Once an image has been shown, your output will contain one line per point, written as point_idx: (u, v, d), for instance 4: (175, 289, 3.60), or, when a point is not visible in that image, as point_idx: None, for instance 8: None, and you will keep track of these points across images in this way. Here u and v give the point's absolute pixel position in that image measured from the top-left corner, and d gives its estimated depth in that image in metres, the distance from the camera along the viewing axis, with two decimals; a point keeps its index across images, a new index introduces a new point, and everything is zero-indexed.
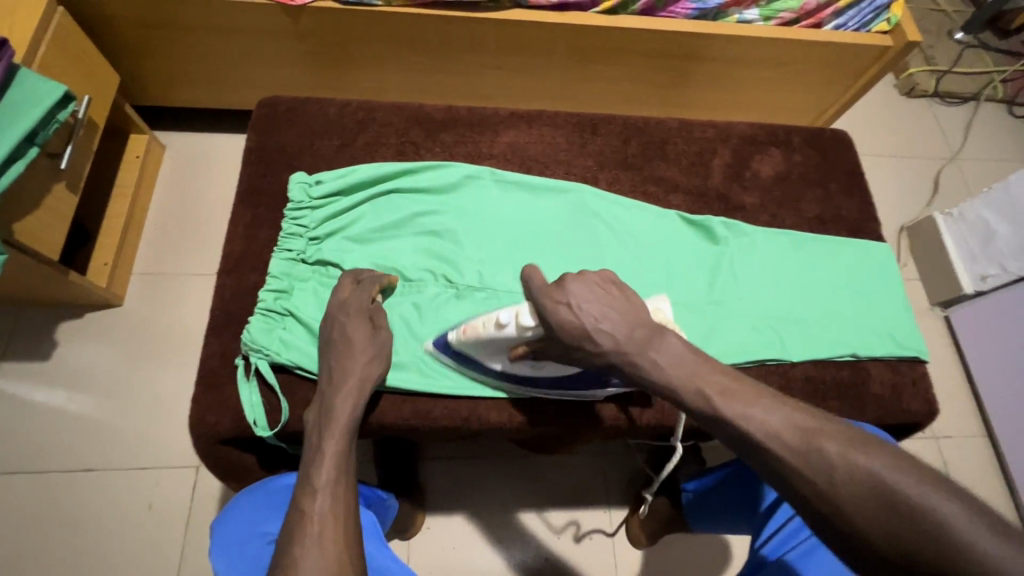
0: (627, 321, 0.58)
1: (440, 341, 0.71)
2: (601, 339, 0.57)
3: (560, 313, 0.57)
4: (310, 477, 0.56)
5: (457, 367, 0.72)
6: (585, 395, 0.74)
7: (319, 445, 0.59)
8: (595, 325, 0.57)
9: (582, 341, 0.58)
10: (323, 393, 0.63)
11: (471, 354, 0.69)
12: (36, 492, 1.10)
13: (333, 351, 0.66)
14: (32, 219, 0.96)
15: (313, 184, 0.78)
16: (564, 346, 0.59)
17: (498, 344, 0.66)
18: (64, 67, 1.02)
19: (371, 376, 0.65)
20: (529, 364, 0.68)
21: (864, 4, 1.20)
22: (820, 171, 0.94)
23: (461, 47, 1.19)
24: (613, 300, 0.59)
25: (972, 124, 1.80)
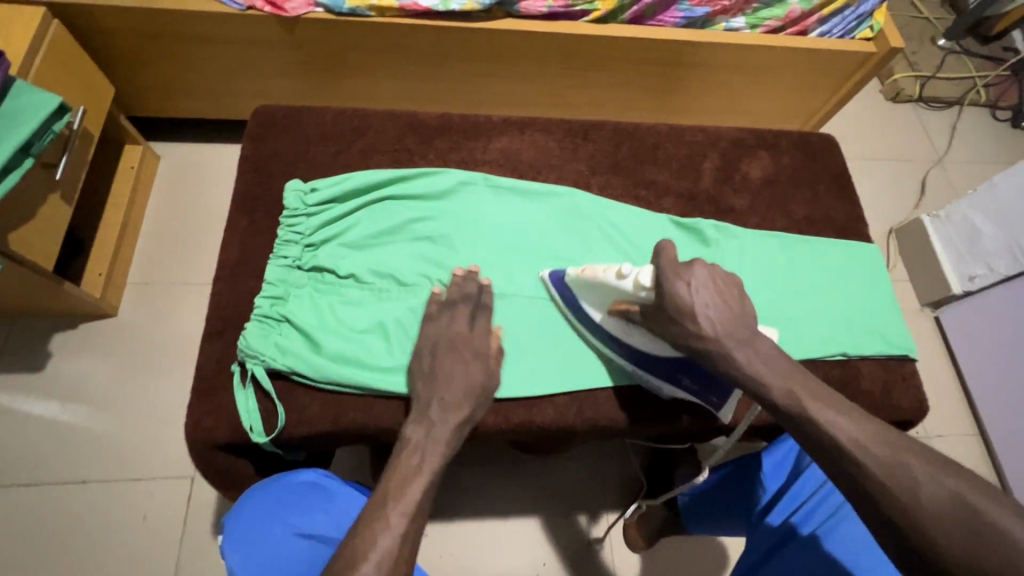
0: (731, 320, 0.60)
1: (556, 275, 0.78)
2: (702, 323, 0.60)
3: (676, 285, 0.61)
4: (404, 493, 0.55)
5: (559, 303, 0.79)
6: (653, 385, 0.75)
7: (419, 467, 0.58)
8: (704, 308, 0.60)
9: (682, 319, 0.61)
10: (432, 413, 0.63)
11: (577, 293, 0.75)
12: (28, 504, 1.09)
13: (436, 377, 0.66)
14: (27, 230, 0.96)
15: (309, 192, 0.78)
16: (662, 317, 0.63)
17: (608, 294, 0.70)
18: (60, 79, 1.02)
19: (472, 416, 0.65)
20: (625, 326, 0.71)
21: (847, 12, 1.23)
22: (808, 174, 0.96)
23: (454, 56, 1.21)
24: (729, 298, 0.61)
25: (956, 128, 1.83)
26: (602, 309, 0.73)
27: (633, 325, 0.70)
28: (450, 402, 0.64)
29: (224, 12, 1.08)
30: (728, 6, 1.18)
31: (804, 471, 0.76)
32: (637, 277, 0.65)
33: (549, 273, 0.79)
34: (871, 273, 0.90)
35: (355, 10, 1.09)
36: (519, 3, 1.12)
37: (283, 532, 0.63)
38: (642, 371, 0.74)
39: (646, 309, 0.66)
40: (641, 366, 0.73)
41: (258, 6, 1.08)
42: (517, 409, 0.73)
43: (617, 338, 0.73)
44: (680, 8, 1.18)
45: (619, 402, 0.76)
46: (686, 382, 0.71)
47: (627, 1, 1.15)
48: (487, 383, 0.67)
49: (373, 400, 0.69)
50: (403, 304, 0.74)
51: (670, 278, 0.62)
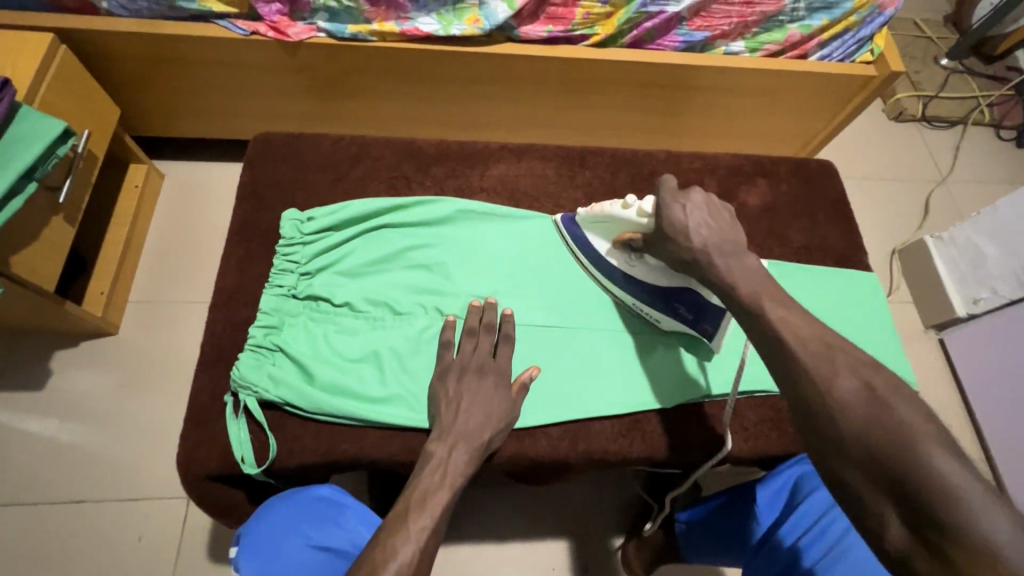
0: (721, 236, 0.68)
1: (567, 218, 0.85)
2: (693, 237, 0.68)
3: (673, 206, 0.69)
4: (425, 507, 0.57)
5: (569, 244, 0.86)
6: (652, 319, 0.81)
7: (441, 485, 0.60)
8: (698, 225, 0.68)
9: (677, 236, 0.69)
10: (457, 433, 0.65)
11: (585, 231, 0.83)
12: (26, 524, 1.09)
13: (460, 400, 0.68)
14: (29, 252, 0.97)
15: (306, 221, 0.79)
16: (661, 237, 0.71)
17: (616, 225, 0.78)
18: (66, 102, 1.04)
19: (491, 442, 0.66)
20: (630, 256, 0.78)
21: (847, 36, 1.22)
22: (806, 200, 0.96)
23: (455, 80, 1.22)
24: (720, 221, 0.69)
25: (960, 147, 1.82)
26: (609, 243, 0.81)
27: (638, 255, 0.78)
28: (473, 423, 0.66)
29: (228, 37, 1.09)
30: (727, 31, 1.18)
31: (800, 505, 0.74)
32: (640, 206, 0.73)
33: (561, 216, 0.86)
34: (874, 303, 0.89)
35: (356, 35, 1.10)
36: (519, 27, 1.14)
37: (297, 545, 0.59)
38: (643, 304, 0.80)
39: (649, 235, 0.74)
40: (642, 298, 0.79)
41: (262, 31, 1.09)
42: (510, 441, 0.73)
43: (622, 271, 0.80)
44: (680, 33, 1.18)
45: (615, 435, 0.76)
46: (683, 313, 0.77)
47: (626, 26, 1.16)
48: (509, 413, 0.69)
49: (365, 430, 0.69)
50: (398, 332, 0.74)
51: (669, 203, 0.70)
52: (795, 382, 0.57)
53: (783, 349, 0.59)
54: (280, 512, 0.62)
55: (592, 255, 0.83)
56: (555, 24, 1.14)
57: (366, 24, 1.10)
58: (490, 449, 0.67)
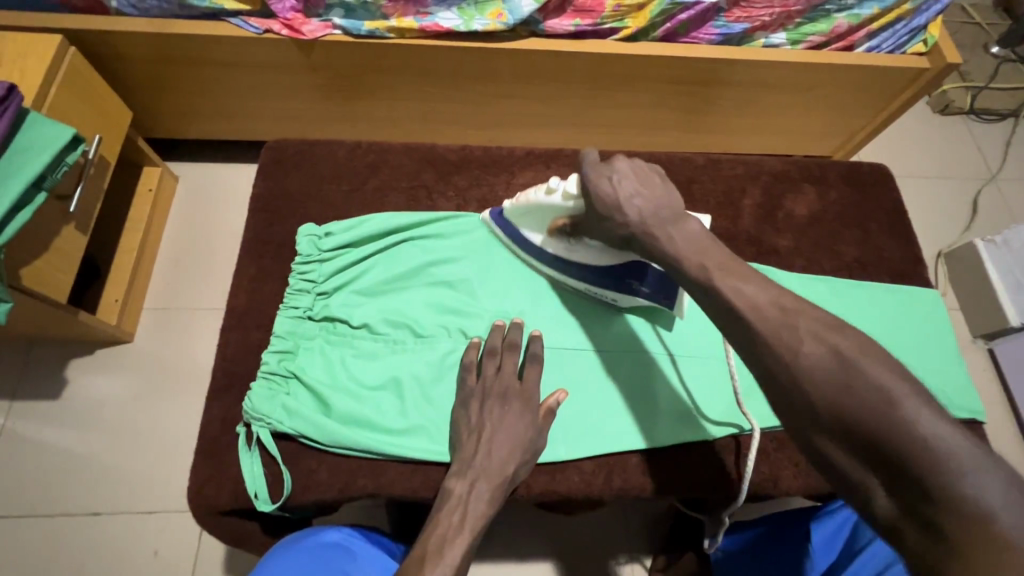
0: (658, 203, 0.62)
1: (495, 211, 0.77)
2: (627, 210, 0.62)
3: (600, 181, 0.63)
4: (443, 556, 0.51)
5: (500, 238, 0.78)
6: (607, 298, 0.75)
7: (460, 527, 0.55)
8: (629, 197, 0.62)
9: (613, 212, 0.63)
10: (477, 466, 0.59)
11: (516, 224, 0.76)
12: (42, 535, 1.08)
13: (483, 428, 0.62)
14: (40, 263, 0.94)
15: (322, 236, 0.74)
16: (596, 217, 0.65)
17: (543, 213, 0.71)
18: (76, 106, 1.01)
19: (516, 474, 0.61)
20: (566, 242, 0.72)
21: (899, 26, 1.13)
22: (859, 209, 0.88)
23: (476, 78, 1.16)
24: (650, 186, 0.63)
25: (1011, 142, 1.71)
26: (543, 233, 0.74)
27: (576, 240, 0.71)
28: (496, 455, 0.60)
29: (241, 36, 1.05)
30: (768, 22, 1.10)
31: (862, 552, 0.70)
32: (566, 188, 0.66)
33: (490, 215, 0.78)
34: (930, 320, 0.82)
35: (373, 32, 1.05)
36: (545, 21, 1.07)
37: None
38: (595, 286, 0.74)
39: (580, 217, 0.67)
40: (593, 282, 0.74)
41: (275, 29, 1.04)
42: (540, 477, 0.68)
43: (562, 258, 0.74)
44: (716, 25, 1.10)
45: (654, 467, 0.70)
46: (637, 287, 0.72)
47: (659, 19, 1.08)
48: (536, 440, 0.63)
49: (384, 464, 0.64)
50: (419, 357, 0.69)
51: (595, 178, 0.64)
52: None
53: None
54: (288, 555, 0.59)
55: (528, 247, 0.76)
56: (583, 17, 1.07)
57: (383, 20, 1.05)
58: (516, 481, 0.61)
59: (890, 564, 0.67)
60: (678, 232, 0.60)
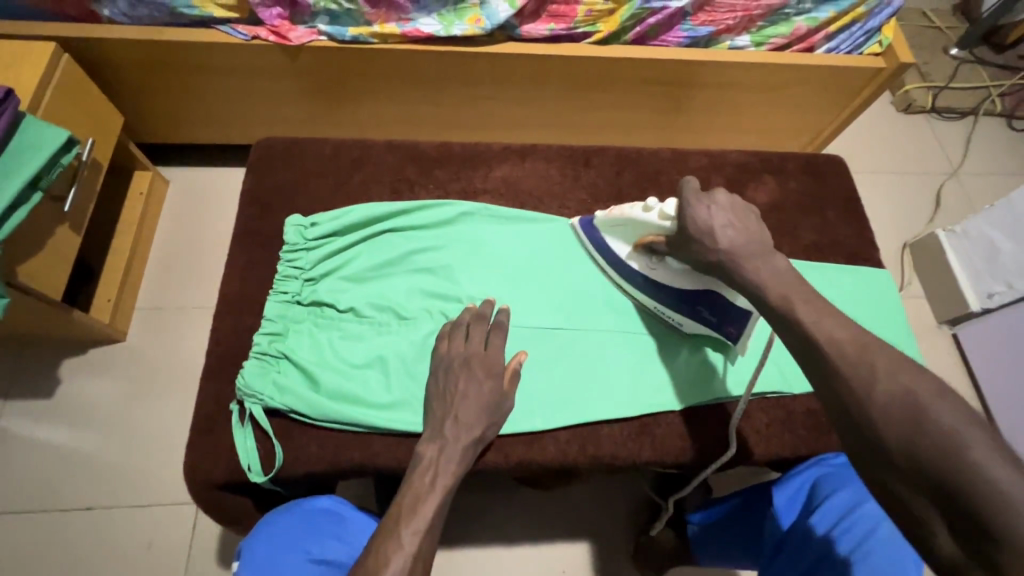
0: (748, 239, 0.66)
1: (586, 222, 0.83)
2: (718, 237, 0.66)
3: (697, 207, 0.68)
4: (417, 513, 0.55)
5: (589, 248, 0.84)
6: (675, 321, 0.79)
7: (432, 484, 0.59)
8: (723, 226, 0.67)
9: (703, 236, 0.67)
10: (446, 431, 0.64)
11: (606, 231, 0.81)
12: (37, 530, 1.10)
13: (453, 396, 0.66)
14: (35, 261, 0.97)
15: (309, 226, 0.78)
16: (685, 238, 0.69)
17: (638, 227, 0.76)
18: (70, 111, 1.04)
19: (482, 437, 0.66)
20: (650, 260, 0.77)
21: (855, 28, 1.20)
22: (816, 197, 0.94)
23: (457, 81, 1.21)
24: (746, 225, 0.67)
25: (970, 139, 1.79)
26: (629, 247, 0.79)
27: (659, 258, 0.75)
28: (464, 421, 0.65)
29: (229, 42, 1.09)
30: (732, 26, 1.17)
31: (821, 506, 0.73)
32: (662, 209, 0.72)
33: (580, 220, 0.85)
34: (882, 300, 0.87)
35: (357, 37, 1.10)
36: (521, 27, 1.13)
37: (300, 557, 0.62)
38: (664, 307, 0.78)
39: (670, 239, 0.72)
40: (664, 302, 0.78)
41: (263, 36, 1.09)
42: (517, 447, 0.72)
43: (642, 275, 0.79)
44: (683, 28, 1.17)
45: (625, 436, 0.75)
46: (706, 316, 0.76)
47: (629, 23, 1.14)
48: (500, 404, 0.68)
49: (371, 437, 0.68)
50: (403, 338, 0.73)
51: (694, 204, 0.69)
52: (814, 385, 0.56)
53: (802, 348, 0.57)
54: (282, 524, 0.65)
55: (610, 255, 0.82)
56: (558, 22, 1.13)
57: (366, 26, 1.10)
58: (483, 441, 0.67)
59: (852, 509, 0.71)
60: (764, 268, 0.64)
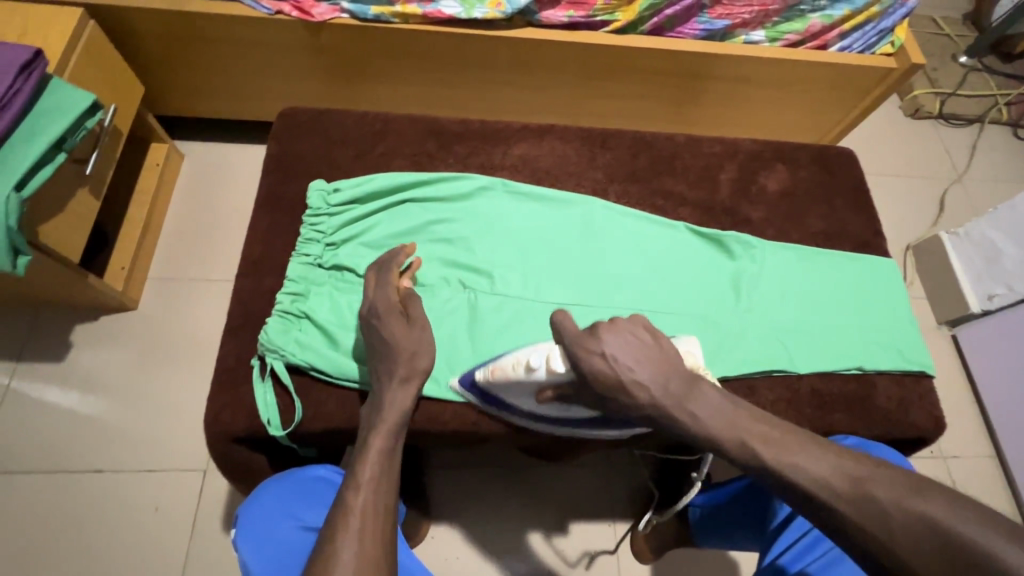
0: (664, 371, 0.57)
1: (468, 379, 0.72)
2: (635, 392, 0.57)
3: (593, 361, 0.58)
4: (355, 472, 0.58)
5: (481, 403, 0.73)
6: (599, 433, 0.75)
7: (366, 440, 0.61)
8: (631, 375, 0.57)
9: (617, 393, 0.58)
10: (377, 386, 0.66)
11: (498, 392, 0.70)
12: (46, 491, 1.11)
13: (376, 354, 0.68)
14: (56, 224, 0.99)
15: (331, 192, 0.80)
16: (592, 395, 0.60)
17: (526, 387, 0.66)
18: (93, 77, 1.06)
19: (417, 371, 0.66)
20: (555, 406, 0.68)
21: (868, 27, 1.22)
22: (825, 187, 0.96)
23: (474, 64, 1.23)
24: (649, 351, 0.59)
25: (976, 145, 1.81)
26: (528, 399, 0.69)
27: (566, 403, 0.66)
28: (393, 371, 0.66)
29: (253, 16, 1.11)
30: (748, 20, 1.18)
31: (791, 523, 0.76)
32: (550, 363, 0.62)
33: (459, 380, 0.72)
34: (889, 287, 0.89)
35: (379, 16, 1.11)
36: (540, 12, 1.14)
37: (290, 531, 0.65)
38: (585, 427, 0.73)
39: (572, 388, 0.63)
40: (586, 424, 0.73)
41: (286, 11, 1.10)
42: None
43: (560, 416, 0.71)
44: (700, 21, 1.18)
45: None
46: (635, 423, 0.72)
47: (647, 13, 1.16)
48: (422, 341, 0.68)
49: None
50: None
51: (585, 357, 0.59)
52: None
53: None
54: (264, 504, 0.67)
55: (514, 407, 0.71)
56: (577, 9, 1.15)
57: (388, 6, 1.11)
58: (417, 372, 0.67)
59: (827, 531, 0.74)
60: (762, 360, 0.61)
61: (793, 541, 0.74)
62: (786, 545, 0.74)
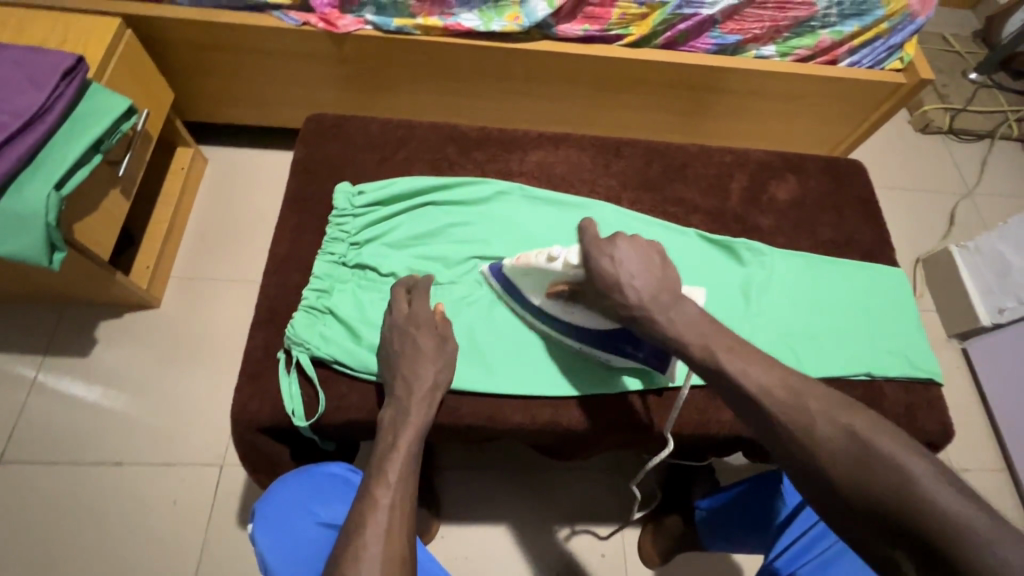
0: (659, 285, 0.65)
1: (495, 266, 0.80)
2: (627, 292, 0.65)
3: (601, 261, 0.66)
4: (385, 472, 0.59)
5: (502, 293, 0.81)
6: (603, 357, 0.78)
7: (394, 444, 0.62)
8: (629, 279, 0.65)
9: (613, 291, 0.66)
10: (397, 392, 0.67)
11: (518, 282, 0.77)
12: (69, 481, 1.14)
13: (403, 358, 0.69)
14: (90, 222, 1.03)
15: (357, 194, 0.83)
16: (595, 291, 0.68)
17: (542, 277, 0.73)
18: (128, 83, 1.10)
19: (439, 384, 0.69)
20: (563, 306, 0.75)
21: (877, 43, 1.24)
22: (835, 198, 0.98)
23: (490, 75, 1.26)
24: (654, 267, 0.67)
25: (986, 160, 1.82)
26: (541, 295, 0.76)
27: (572, 303, 0.73)
28: (420, 381, 0.67)
29: (282, 27, 1.15)
30: (759, 35, 1.21)
31: (796, 517, 0.81)
32: (567, 258, 0.69)
33: (489, 266, 0.81)
34: (897, 296, 0.91)
35: (402, 28, 1.16)
36: (557, 26, 1.18)
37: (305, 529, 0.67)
38: (588, 346, 0.77)
39: (579, 286, 0.71)
40: (590, 341, 0.76)
41: (313, 22, 1.15)
42: (544, 409, 0.77)
43: (562, 319, 0.76)
44: (712, 35, 1.21)
45: (639, 408, 0.79)
46: (632, 352, 0.75)
47: (661, 28, 1.20)
48: (445, 353, 0.71)
49: None
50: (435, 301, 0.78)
51: (597, 255, 0.67)
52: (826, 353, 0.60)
53: None
54: (272, 511, 0.69)
55: (528, 304, 0.78)
56: (592, 24, 1.18)
57: (410, 19, 1.16)
58: (440, 388, 0.69)
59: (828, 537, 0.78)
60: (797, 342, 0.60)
61: (799, 535, 0.79)
62: (792, 539, 0.79)
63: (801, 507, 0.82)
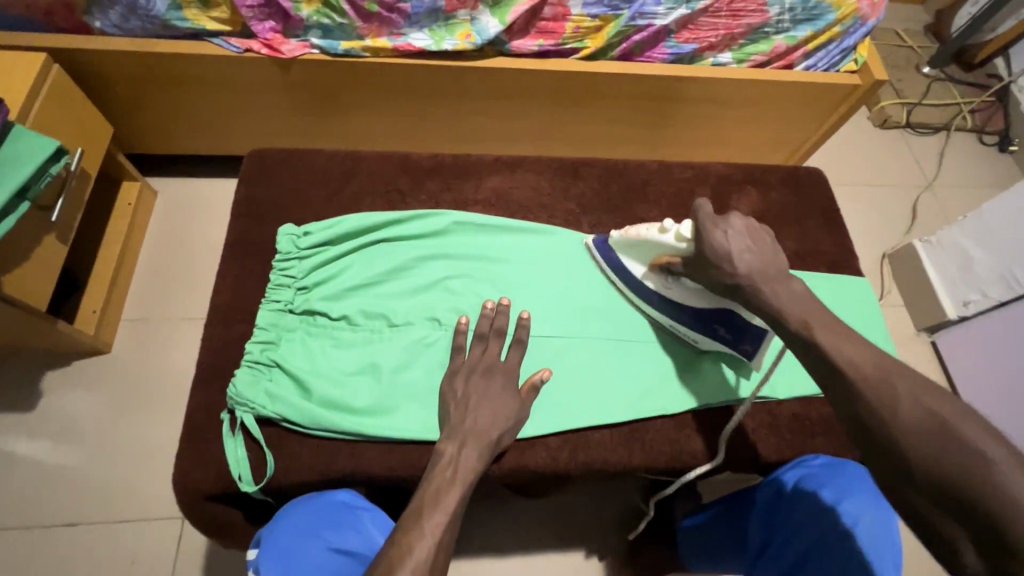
0: (765, 265, 0.69)
1: (599, 239, 0.86)
2: (736, 263, 0.69)
3: (715, 232, 0.70)
4: (441, 501, 0.57)
5: (602, 266, 0.87)
6: (691, 339, 0.82)
7: (453, 483, 0.60)
8: (741, 252, 0.69)
9: (722, 262, 0.70)
10: (462, 430, 0.65)
11: (622, 253, 0.83)
12: (16, 547, 1.07)
13: (459, 403, 0.68)
14: (22, 273, 0.97)
15: (302, 236, 0.79)
16: (703, 262, 0.72)
17: (651, 249, 0.79)
18: (58, 121, 1.04)
19: (500, 436, 0.67)
20: (667, 279, 0.79)
21: (831, 47, 1.24)
22: (797, 208, 0.97)
23: (447, 94, 1.23)
24: (761, 246, 0.70)
25: (944, 153, 1.86)
26: (645, 266, 0.82)
27: (674, 277, 0.78)
28: (480, 422, 0.66)
29: (221, 54, 1.10)
30: (715, 43, 1.20)
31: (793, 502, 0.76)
32: (679, 230, 0.74)
33: (592, 238, 0.88)
34: (864, 305, 0.91)
35: (350, 51, 1.12)
36: (510, 42, 1.15)
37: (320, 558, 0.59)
38: (680, 324, 0.81)
39: (689, 260, 0.75)
40: (683, 320, 0.80)
41: (255, 48, 1.10)
42: (509, 453, 0.74)
43: (659, 294, 0.81)
44: (668, 45, 1.20)
45: (606, 443, 0.77)
46: (722, 333, 0.78)
47: (615, 39, 1.18)
48: (518, 415, 0.70)
49: (362, 445, 0.69)
50: (393, 345, 0.74)
51: (711, 229, 0.71)
52: (832, 381, 0.58)
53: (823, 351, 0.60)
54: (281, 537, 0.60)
55: (627, 276, 0.84)
56: (546, 38, 1.16)
57: (359, 40, 1.12)
58: (501, 446, 0.68)
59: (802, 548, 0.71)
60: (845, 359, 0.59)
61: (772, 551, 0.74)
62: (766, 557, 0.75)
63: (783, 508, 0.76)
